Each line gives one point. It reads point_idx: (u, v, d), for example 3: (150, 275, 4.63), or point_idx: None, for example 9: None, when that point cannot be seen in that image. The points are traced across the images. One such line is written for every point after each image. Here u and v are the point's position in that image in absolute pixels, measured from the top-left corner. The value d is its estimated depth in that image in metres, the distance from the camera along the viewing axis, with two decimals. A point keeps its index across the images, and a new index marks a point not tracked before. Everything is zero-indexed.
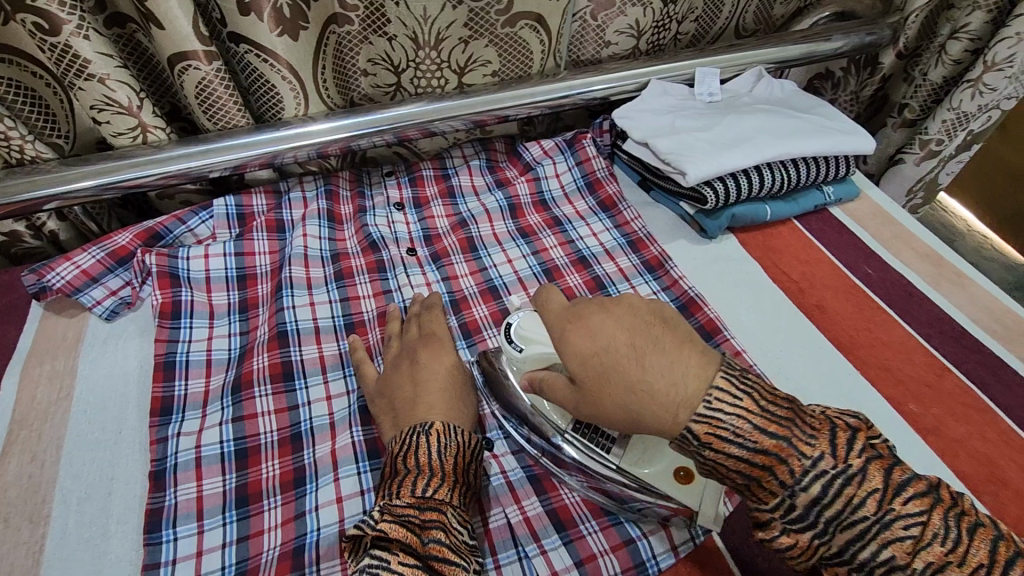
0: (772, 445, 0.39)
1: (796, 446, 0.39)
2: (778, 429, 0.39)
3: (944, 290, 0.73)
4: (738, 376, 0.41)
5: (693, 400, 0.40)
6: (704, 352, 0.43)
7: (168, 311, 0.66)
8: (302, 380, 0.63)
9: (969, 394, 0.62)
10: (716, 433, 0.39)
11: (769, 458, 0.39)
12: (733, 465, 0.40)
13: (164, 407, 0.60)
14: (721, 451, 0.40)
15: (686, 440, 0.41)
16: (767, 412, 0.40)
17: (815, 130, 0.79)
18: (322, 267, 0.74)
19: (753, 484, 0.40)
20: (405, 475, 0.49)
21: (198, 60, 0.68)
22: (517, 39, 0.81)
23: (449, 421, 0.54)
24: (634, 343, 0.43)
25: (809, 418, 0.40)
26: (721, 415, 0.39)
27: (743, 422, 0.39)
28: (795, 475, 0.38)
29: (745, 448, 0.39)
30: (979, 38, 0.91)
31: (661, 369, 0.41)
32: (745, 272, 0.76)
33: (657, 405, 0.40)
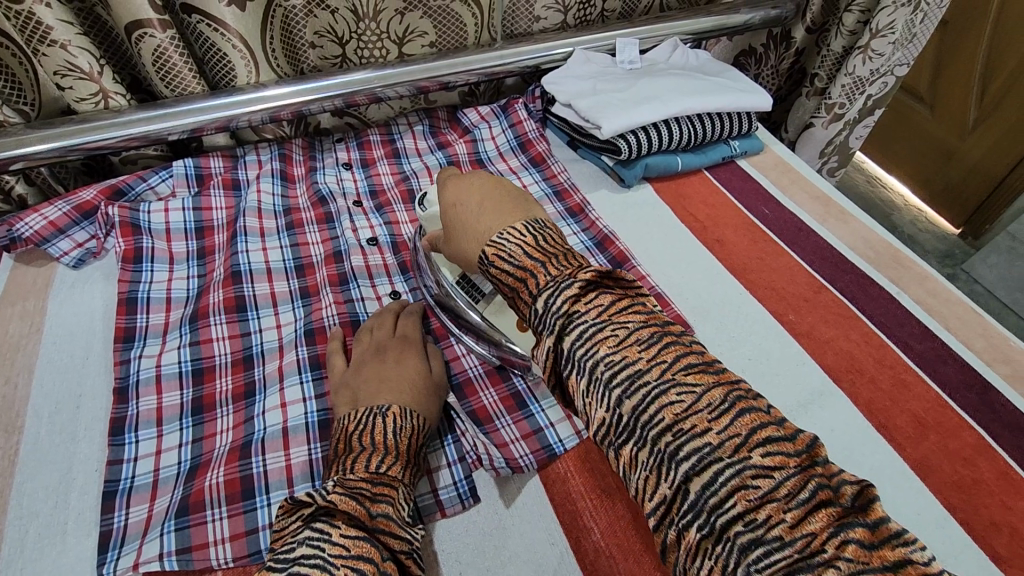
0: (529, 265, 0.48)
1: (546, 268, 0.48)
2: (540, 257, 0.49)
3: (830, 225, 0.83)
4: (535, 228, 0.53)
5: (495, 232, 0.53)
6: (529, 216, 0.56)
7: (131, 256, 0.73)
8: (254, 311, 0.70)
9: (841, 305, 0.73)
10: (497, 254, 0.51)
11: (526, 273, 0.48)
12: (505, 278, 0.50)
13: (127, 335, 0.66)
14: (498, 267, 0.50)
15: (481, 260, 0.53)
16: (537, 247, 0.50)
17: (718, 89, 0.89)
18: (274, 219, 0.81)
19: (517, 295, 0.49)
20: (360, 452, 0.51)
21: (153, 27, 0.75)
22: (450, 11, 0.89)
23: (406, 405, 0.57)
24: (481, 203, 0.57)
25: (571, 258, 0.50)
26: (503, 242, 0.51)
27: (517, 249, 0.50)
28: (537, 288, 0.47)
29: (512, 265, 0.50)
30: (868, 10, 1.02)
31: (490, 219, 0.55)
32: (658, 215, 0.85)
33: (473, 236, 0.56)
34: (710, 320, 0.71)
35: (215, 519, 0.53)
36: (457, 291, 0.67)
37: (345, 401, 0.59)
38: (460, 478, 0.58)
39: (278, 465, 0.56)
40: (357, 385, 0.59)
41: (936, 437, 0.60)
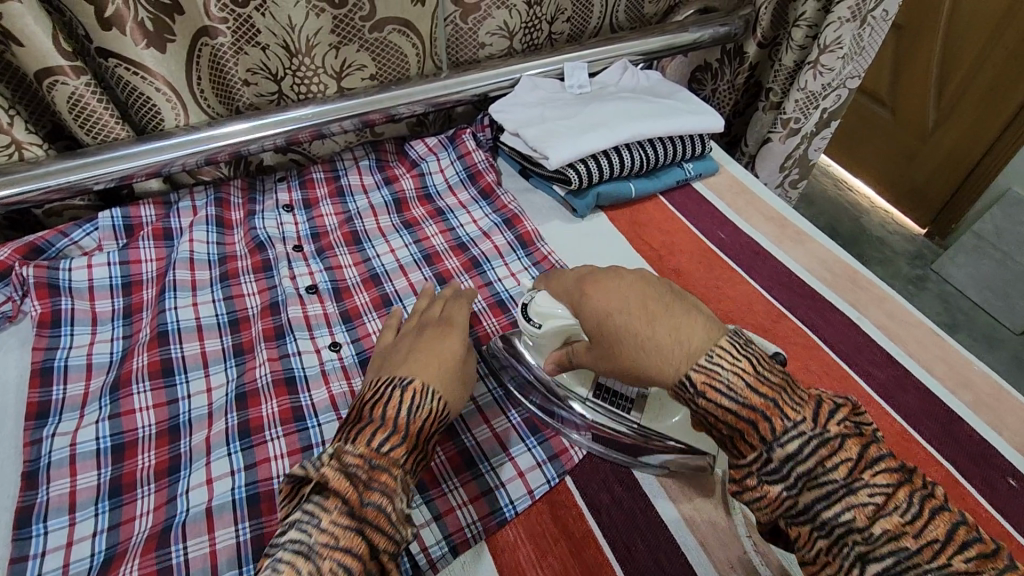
0: (760, 403, 0.43)
1: (780, 409, 0.43)
2: (767, 390, 0.44)
3: (786, 247, 0.80)
4: (740, 343, 0.47)
5: (694, 352, 0.47)
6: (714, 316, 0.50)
7: (47, 320, 0.68)
8: (183, 375, 0.65)
9: (801, 335, 0.70)
10: (711, 383, 0.45)
11: (756, 412, 0.43)
12: (721, 414, 0.45)
13: (40, 411, 0.61)
14: (714, 400, 0.45)
15: (683, 386, 0.46)
16: (759, 378, 0.45)
17: (667, 112, 0.87)
18: (208, 269, 0.77)
19: (735, 436, 0.44)
20: (370, 425, 0.50)
21: (65, 74, 0.71)
22: (388, 43, 0.86)
23: (429, 384, 0.55)
24: (646, 309, 0.50)
25: (795, 389, 0.45)
26: (717, 367, 0.45)
27: (736, 378, 0.45)
28: (777, 434, 0.42)
29: (733, 400, 0.44)
30: (816, 25, 1.01)
31: (666, 322, 0.49)
32: (613, 244, 0.82)
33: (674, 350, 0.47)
34: None
35: None
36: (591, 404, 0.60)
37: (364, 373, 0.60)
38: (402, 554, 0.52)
39: (201, 552, 0.52)
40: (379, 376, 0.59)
41: None
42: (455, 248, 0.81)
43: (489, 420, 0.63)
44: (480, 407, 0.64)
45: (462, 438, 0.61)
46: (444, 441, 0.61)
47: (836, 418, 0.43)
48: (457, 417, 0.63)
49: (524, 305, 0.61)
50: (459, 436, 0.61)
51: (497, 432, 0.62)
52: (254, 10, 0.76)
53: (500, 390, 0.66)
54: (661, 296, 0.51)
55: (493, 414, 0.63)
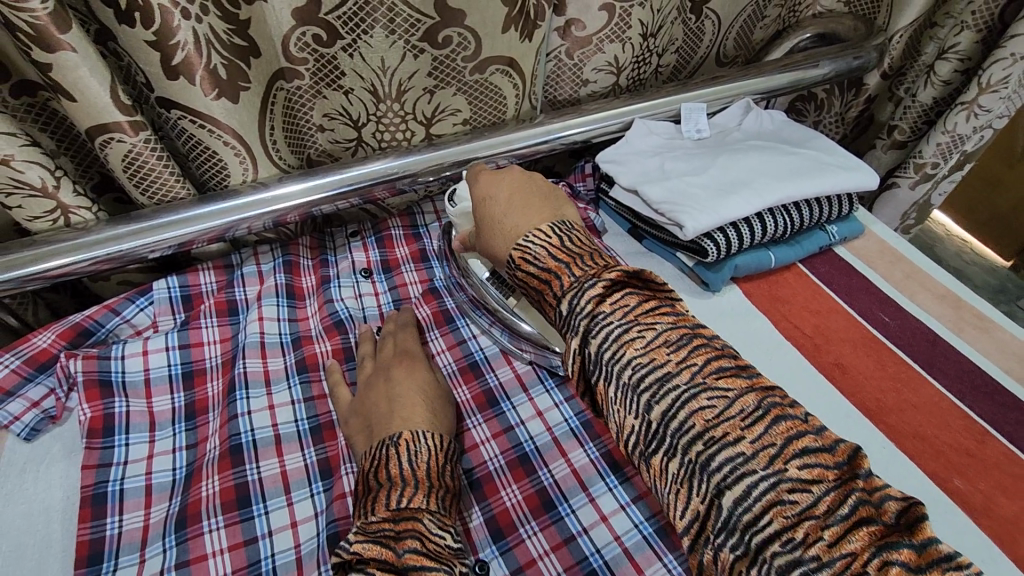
0: (554, 265, 0.50)
1: (570, 268, 0.49)
2: (564, 257, 0.50)
3: (969, 337, 0.68)
4: (563, 228, 0.53)
5: (519, 234, 0.54)
6: (554, 216, 0.56)
7: (99, 427, 0.57)
8: (261, 504, 0.54)
9: (1016, 462, 0.57)
10: (523, 256, 0.52)
11: (551, 274, 0.50)
12: (530, 279, 0.52)
13: (92, 555, 0.50)
14: (524, 269, 0.52)
15: (508, 262, 0.54)
16: (563, 248, 0.51)
17: (811, 168, 0.73)
18: (280, 356, 0.65)
19: (540, 298, 0.51)
20: (377, 490, 0.49)
21: (123, 131, 0.59)
22: (488, 84, 0.73)
23: (418, 428, 0.54)
24: (508, 202, 0.57)
25: (598, 258, 0.51)
26: (528, 244, 0.52)
27: (543, 250, 0.51)
28: (563, 288, 0.48)
29: (537, 266, 0.51)
30: (970, 58, 0.88)
31: (516, 216, 0.56)
32: (755, 328, 0.69)
33: (503, 231, 0.55)
34: None
35: None
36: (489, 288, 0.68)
37: (358, 427, 0.57)
38: None
39: None
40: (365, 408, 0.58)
41: None
42: (466, 371, 0.67)
43: (642, 569, 0.52)
44: (629, 551, 0.53)
45: None
46: None
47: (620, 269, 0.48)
48: (601, 565, 0.53)
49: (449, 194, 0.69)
50: None
51: None
52: (341, 49, 0.64)
53: (649, 525, 0.55)
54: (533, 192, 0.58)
55: (646, 561, 0.53)
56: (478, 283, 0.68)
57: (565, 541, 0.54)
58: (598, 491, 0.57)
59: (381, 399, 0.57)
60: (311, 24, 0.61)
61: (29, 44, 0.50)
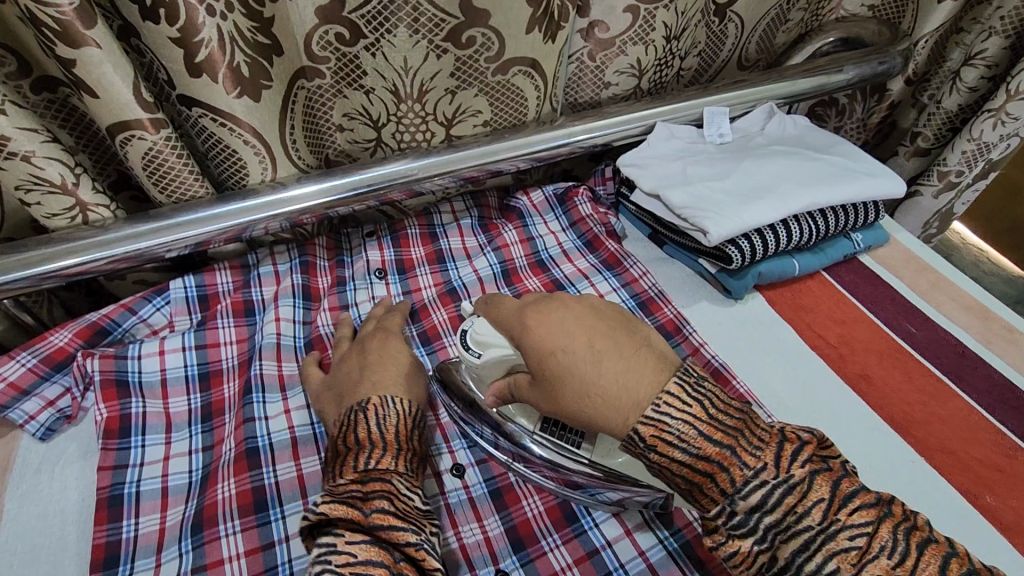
0: (714, 453, 0.40)
1: (738, 456, 0.40)
2: (722, 437, 0.40)
3: (997, 349, 0.67)
4: (691, 383, 0.43)
5: (643, 396, 0.43)
6: (655, 356, 0.46)
7: (115, 428, 0.56)
8: (278, 508, 0.53)
9: None
10: (660, 436, 0.41)
11: (710, 464, 0.40)
12: (676, 468, 0.41)
13: (108, 558, 0.49)
14: (667, 454, 0.41)
15: (632, 442, 0.43)
16: (713, 421, 0.41)
17: (837, 175, 0.72)
18: (296, 359, 0.65)
19: (696, 489, 0.41)
20: (346, 453, 0.49)
21: (143, 129, 0.58)
22: (510, 86, 0.72)
23: (387, 393, 0.53)
24: (594, 347, 0.47)
25: (756, 427, 0.41)
26: (665, 418, 0.41)
27: (688, 428, 0.41)
28: (735, 484, 0.40)
29: (686, 452, 0.41)
30: (997, 65, 0.86)
31: (614, 368, 0.45)
32: (778, 337, 0.68)
33: (613, 400, 0.44)
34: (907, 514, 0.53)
35: None
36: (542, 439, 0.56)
37: (330, 400, 0.56)
38: None
39: None
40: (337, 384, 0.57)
41: None
42: None
43: None
44: (653, 567, 0.52)
45: None
46: None
47: (798, 460, 0.40)
48: None
49: (464, 331, 0.57)
50: None
51: None
52: (364, 49, 0.63)
53: (674, 540, 0.54)
54: (604, 325, 0.49)
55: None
56: (505, 418, 0.57)
57: (589, 555, 0.53)
58: (622, 504, 0.56)
59: (354, 371, 0.57)
60: (334, 22, 0.60)
61: (53, 40, 0.49)
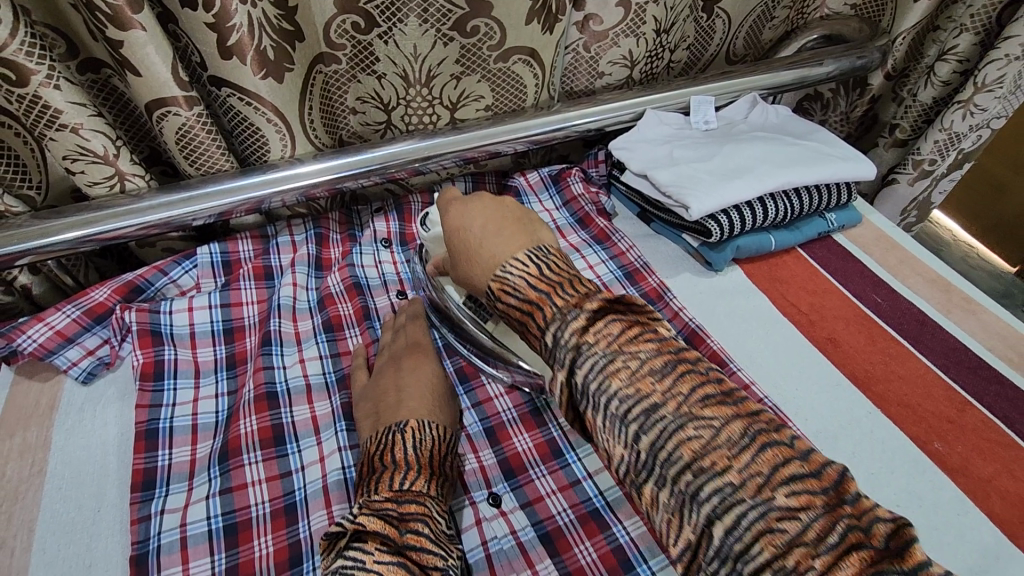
0: (534, 297, 0.48)
1: (552, 299, 0.48)
2: (545, 287, 0.49)
3: (956, 317, 0.72)
4: (539, 257, 0.51)
5: (498, 262, 0.52)
6: (531, 240, 0.54)
7: (150, 372, 0.62)
8: (295, 443, 0.60)
9: (993, 429, 0.61)
10: (502, 287, 0.50)
11: (532, 306, 0.48)
12: (511, 309, 0.50)
13: (146, 481, 0.56)
14: (504, 300, 0.51)
15: (487, 293, 0.53)
16: (543, 278, 0.49)
17: (813, 158, 0.78)
18: (310, 317, 0.71)
19: (525, 328, 0.50)
20: (382, 472, 0.51)
21: (179, 105, 0.65)
22: (511, 73, 0.79)
23: (425, 418, 0.56)
24: (485, 228, 0.55)
25: (577, 286, 0.49)
26: (506, 276, 0.50)
27: (522, 280, 0.50)
28: (546, 320, 0.47)
29: (516, 297, 0.50)
30: (968, 60, 0.92)
31: (495, 244, 0.54)
32: (754, 304, 0.74)
33: (481, 263, 0.54)
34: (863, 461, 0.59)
35: None
36: (463, 309, 0.67)
37: (368, 414, 0.59)
38: None
39: None
40: (377, 396, 0.60)
41: None
42: None
43: (641, 510, 0.57)
44: (629, 495, 0.58)
45: (614, 531, 0.56)
46: (594, 534, 0.55)
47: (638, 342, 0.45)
48: (604, 506, 0.57)
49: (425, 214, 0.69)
50: (609, 528, 0.56)
51: (651, 527, 0.56)
52: (377, 36, 0.70)
53: None
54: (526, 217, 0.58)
55: None
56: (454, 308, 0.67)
57: (572, 484, 0.59)
58: None
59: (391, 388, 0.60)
60: (351, 12, 0.67)
61: (105, 23, 0.56)
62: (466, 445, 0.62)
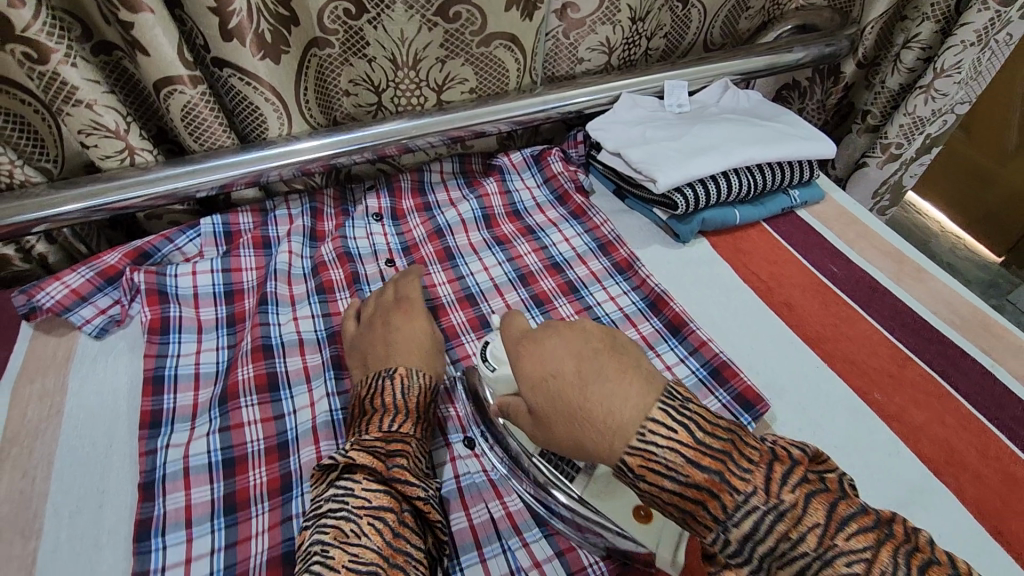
0: (704, 480, 0.38)
1: (728, 481, 0.38)
2: (710, 462, 0.38)
3: (905, 285, 0.77)
4: (676, 406, 0.41)
5: (632, 427, 0.40)
6: (649, 378, 0.43)
7: (157, 327, 0.68)
8: (288, 390, 0.65)
9: (931, 382, 0.65)
10: (646, 465, 0.39)
11: (700, 492, 0.38)
12: (665, 496, 0.40)
13: (153, 421, 0.61)
14: (656, 484, 0.39)
15: (622, 468, 0.41)
16: (699, 447, 0.39)
17: (777, 137, 0.83)
18: (304, 282, 0.77)
19: (690, 517, 0.40)
20: (372, 414, 0.56)
21: (183, 84, 0.71)
22: (493, 58, 0.84)
23: (413, 368, 0.61)
24: (580, 370, 0.45)
25: (748, 451, 0.39)
26: (652, 448, 0.39)
27: (675, 455, 0.39)
28: (726, 510, 0.38)
29: (674, 477, 0.39)
30: (931, 47, 0.97)
31: (604, 385, 0.43)
32: (717, 273, 0.79)
33: (608, 430, 0.41)
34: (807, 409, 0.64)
35: None
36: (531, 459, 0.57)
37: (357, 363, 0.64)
38: None
39: None
40: (366, 347, 0.64)
41: None
42: (464, 300, 0.75)
43: None
44: None
45: None
46: None
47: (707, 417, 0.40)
48: None
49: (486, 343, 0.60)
50: None
51: None
52: (367, 22, 0.75)
53: None
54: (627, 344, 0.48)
55: None
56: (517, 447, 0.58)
57: None
58: None
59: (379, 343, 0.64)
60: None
61: (117, 6, 0.62)
62: (444, 396, 0.65)
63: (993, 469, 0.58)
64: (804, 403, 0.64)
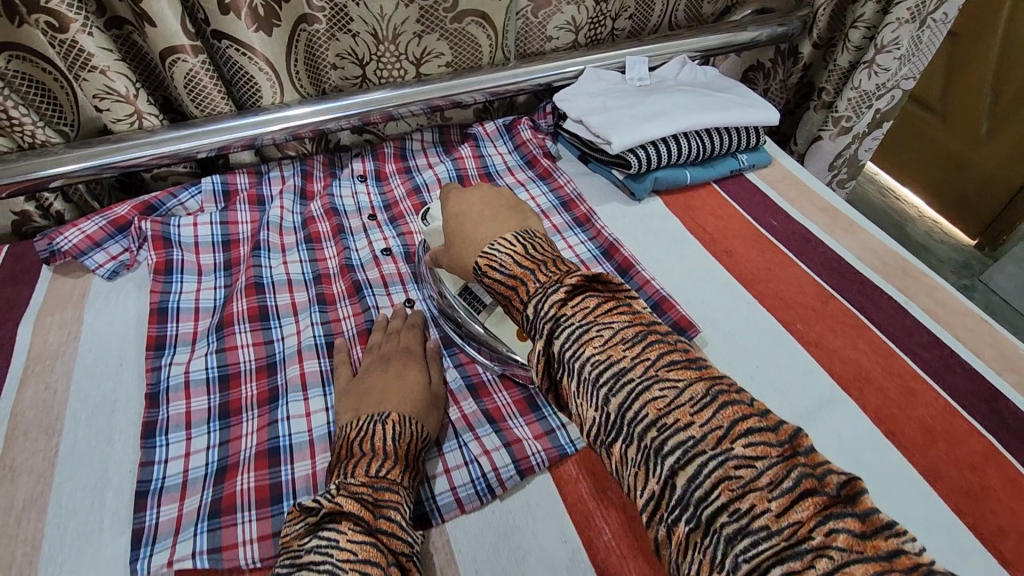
0: (520, 271, 0.50)
1: (535, 274, 0.49)
2: (530, 263, 0.51)
3: (838, 236, 0.85)
4: (527, 237, 0.54)
5: (489, 242, 0.56)
6: (521, 226, 0.58)
7: (162, 268, 0.77)
8: (277, 320, 0.74)
9: (849, 315, 0.73)
10: (489, 263, 0.52)
11: (518, 279, 0.50)
12: (498, 285, 0.52)
13: (158, 344, 0.70)
14: (490, 275, 0.52)
15: (476, 270, 0.54)
16: (527, 255, 0.52)
17: (725, 105, 0.91)
18: (294, 234, 0.85)
19: (509, 302, 0.51)
20: (360, 457, 0.54)
21: (186, 53, 0.79)
22: (466, 33, 0.93)
23: (404, 413, 0.59)
24: (481, 213, 0.61)
25: (561, 264, 0.51)
26: (494, 251, 0.53)
27: (509, 257, 0.52)
28: (528, 294, 0.49)
29: (503, 273, 0.51)
30: (874, 27, 1.04)
31: (483, 229, 0.58)
32: (667, 226, 0.87)
33: (471, 242, 0.58)
34: (738, 339, 0.72)
35: (245, 521, 0.56)
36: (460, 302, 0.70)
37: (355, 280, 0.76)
38: (477, 475, 0.60)
39: (305, 473, 0.60)
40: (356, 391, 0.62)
41: (944, 444, 0.61)
42: None
43: None
44: None
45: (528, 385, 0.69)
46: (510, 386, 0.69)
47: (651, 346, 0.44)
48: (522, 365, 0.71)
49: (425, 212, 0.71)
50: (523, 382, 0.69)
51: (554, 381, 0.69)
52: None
53: None
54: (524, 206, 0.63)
55: None
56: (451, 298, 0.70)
57: None
58: None
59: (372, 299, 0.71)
60: None
61: None
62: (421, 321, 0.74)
63: (893, 382, 0.66)
64: (734, 334, 0.72)
